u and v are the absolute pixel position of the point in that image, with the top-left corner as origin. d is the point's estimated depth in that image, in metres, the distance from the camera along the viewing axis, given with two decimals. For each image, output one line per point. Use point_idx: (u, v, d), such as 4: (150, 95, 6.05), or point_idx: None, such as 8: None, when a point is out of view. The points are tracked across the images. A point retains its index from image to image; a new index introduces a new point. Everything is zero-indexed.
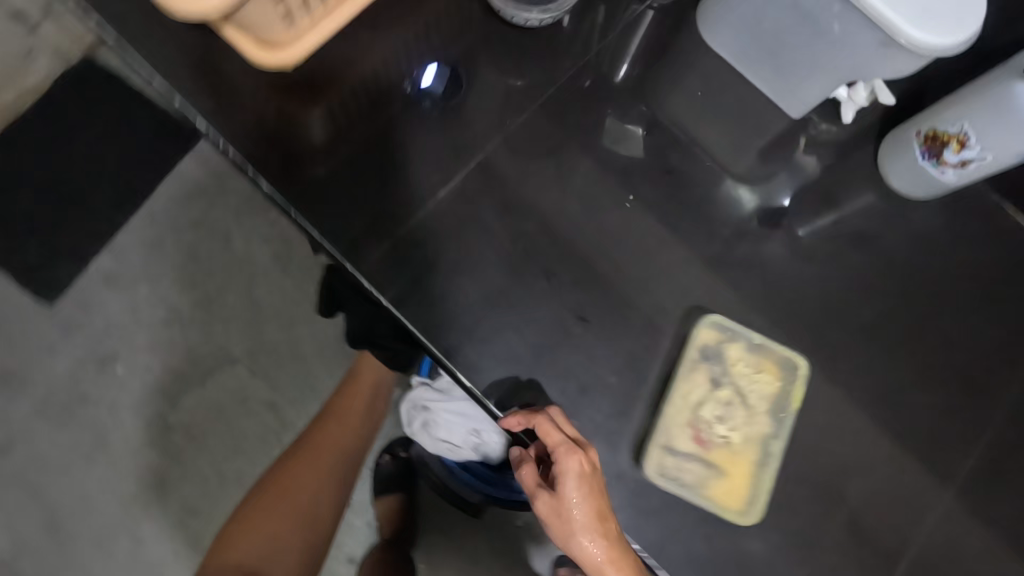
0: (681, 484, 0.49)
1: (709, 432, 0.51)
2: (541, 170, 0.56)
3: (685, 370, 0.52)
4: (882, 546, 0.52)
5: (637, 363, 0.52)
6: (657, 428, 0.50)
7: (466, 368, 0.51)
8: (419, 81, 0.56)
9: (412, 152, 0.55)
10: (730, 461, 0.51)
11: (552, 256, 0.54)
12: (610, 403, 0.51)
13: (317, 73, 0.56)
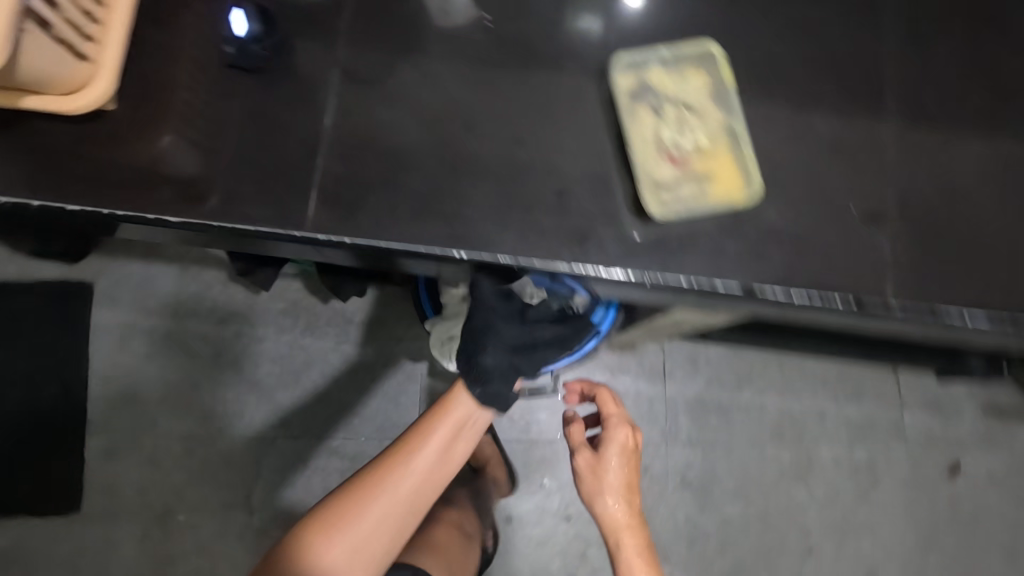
0: (677, 203, 0.52)
1: (677, 149, 0.53)
2: (399, 43, 0.55)
3: (628, 115, 0.53)
4: (865, 150, 0.56)
5: (585, 142, 0.54)
6: (641, 175, 0.52)
7: (455, 244, 0.51)
8: (233, 33, 0.52)
9: (276, 104, 0.53)
10: (711, 163, 0.53)
11: (458, 105, 0.54)
12: (588, 188, 0.53)
13: (135, 94, 0.52)
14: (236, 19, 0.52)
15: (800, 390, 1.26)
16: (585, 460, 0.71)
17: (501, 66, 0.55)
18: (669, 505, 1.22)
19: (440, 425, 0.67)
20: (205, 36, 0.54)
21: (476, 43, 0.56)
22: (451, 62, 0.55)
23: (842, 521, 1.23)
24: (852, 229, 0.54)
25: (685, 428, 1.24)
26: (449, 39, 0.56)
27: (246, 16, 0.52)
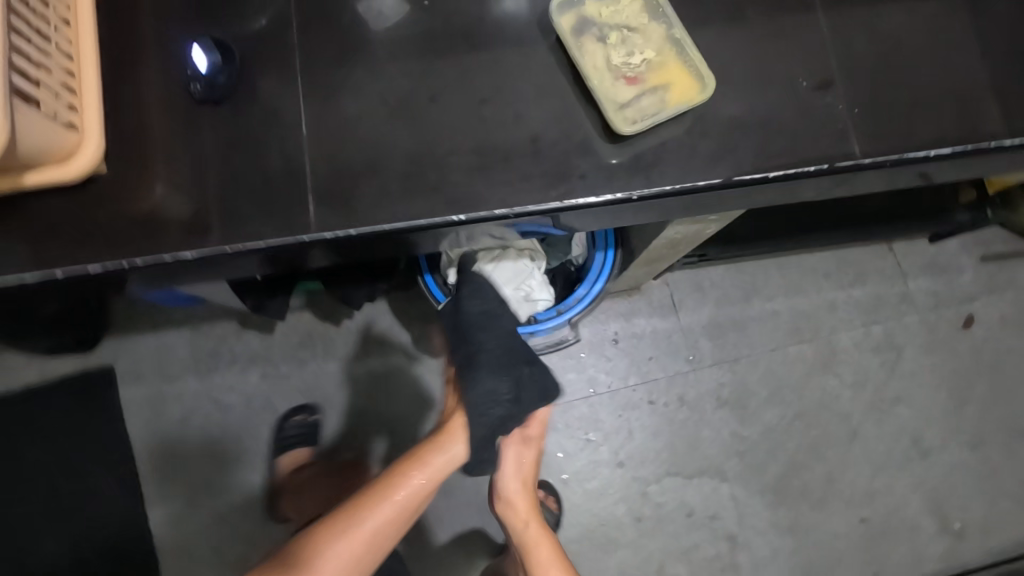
0: (644, 116, 0.56)
1: (629, 71, 0.57)
2: (348, 39, 0.58)
3: (578, 50, 0.57)
4: (797, 28, 0.59)
5: (544, 84, 0.57)
6: (604, 96, 0.56)
7: (450, 209, 0.54)
8: (197, 72, 0.56)
9: (253, 123, 0.56)
10: (663, 75, 0.57)
11: (418, 80, 0.57)
12: (557, 125, 0.56)
13: (130, 146, 0.56)
14: (196, 57, 0.56)
15: (804, 287, 1.31)
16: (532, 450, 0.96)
17: (447, 37, 0.59)
18: (712, 427, 1.26)
19: (423, 474, 0.85)
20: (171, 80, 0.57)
21: (417, 23, 0.59)
22: (401, 44, 0.58)
23: (876, 398, 1.28)
24: (807, 99, 0.57)
25: (707, 351, 1.28)
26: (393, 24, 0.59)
27: (205, 51, 0.56)
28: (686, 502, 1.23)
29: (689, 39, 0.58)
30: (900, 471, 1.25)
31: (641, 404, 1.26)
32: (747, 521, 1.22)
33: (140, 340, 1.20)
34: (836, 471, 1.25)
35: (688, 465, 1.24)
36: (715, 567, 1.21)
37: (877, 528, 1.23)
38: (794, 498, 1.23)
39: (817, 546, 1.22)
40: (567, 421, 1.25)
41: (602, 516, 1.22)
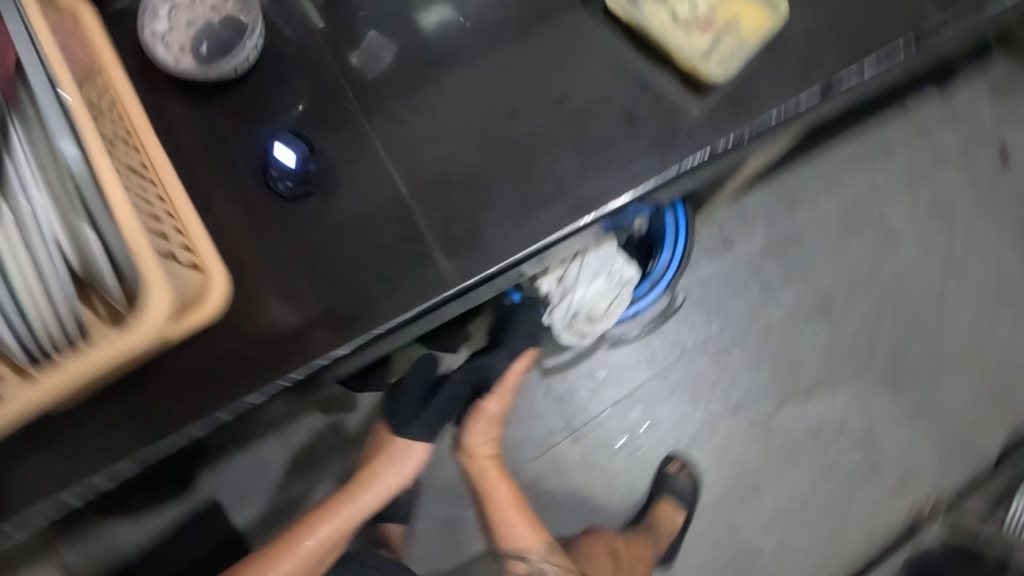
0: (729, 55, 0.57)
1: (697, 18, 0.58)
2: (414, 91, 0.60)
3: (644, 16, 0.58)
4: None
5: (613, 65, 0.58)
6: (685, 50, 0.57)
7: (577, 209, 0.54)
8: (285, 168, 0.57)
9: (352, 195, 0.57)
10: (728, 13, 0.59)
11: (495, 103, 0.58)
12: (642, 98, 0.57)
13: (247, 262, 0.57)
14: (281, 154, 0.57)
15: (843, 179, 1.31)
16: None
17: (504, 56, 0.60)
18: (807, 342, 1.25)
19: (368, 492, 0.92)
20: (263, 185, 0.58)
21: (472, 54, 0.61)
22: (465, 78, 0.60)
23: (949, 258, 1.28)
24: None
25: (775, 273, 1.28)
26: (446, 62, 0.61)
27: (289, 144, 0.57)
28: (810, 423, 1.22)
29: None
30: (996, 318, 1.26)
31: (733, 346, 1.25)
32: (875, 419, 1.22)
33: (230, 465, 1.15)
34: (937, 341, 1.25)
35: (798, 387, 1.24)
36: (862, 474, 1.20)
37: (997, 379, 1.23)
38: (907, 381, 1.23)
39: (947, 418, 1.22)
40: (669, 388, 1.24)
41: (735, 466, 1.21)
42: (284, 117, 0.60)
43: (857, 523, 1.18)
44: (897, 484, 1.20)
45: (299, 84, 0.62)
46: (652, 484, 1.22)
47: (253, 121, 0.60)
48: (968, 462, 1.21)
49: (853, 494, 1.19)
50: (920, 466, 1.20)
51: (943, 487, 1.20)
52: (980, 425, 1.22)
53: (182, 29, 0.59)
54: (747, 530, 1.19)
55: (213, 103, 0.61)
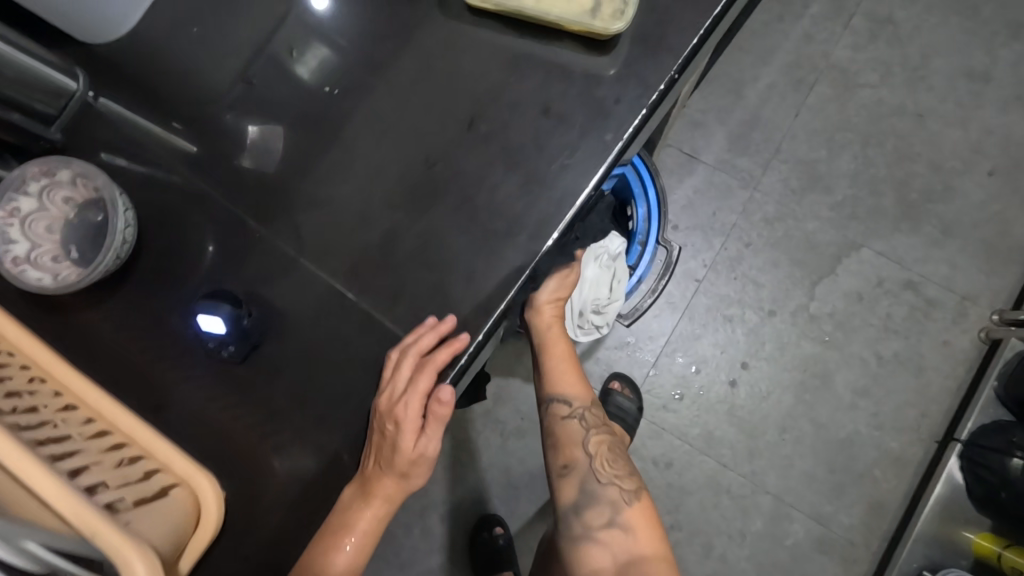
0: None
1: None
2: (317, 168, 0.53)
3: None
4: None
5: (502, 58, 0.50)
6: (570, 17, 0.48)
7: (539, 232, 0.48)
8: (220, 337, 0.49)
9: (295, 336, 0.50)
10: None
11: (410, 142, 0.50)
12: (554, 80, 0.49)
13: (225, 465, 0.49)
14: (207, 324, 0.49)
15: (774, 43, 1.24)
16: (412, 432, 0.48)
17: (409, 74, 0.52)
18: (811, 216, 1.20)
19: None
20: (197, 371, 0.51)
21: (371, 92, 0.53)
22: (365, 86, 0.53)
23: (910, 72, 1.22)
24: None
25: (750, 164, 1.22)
26: (346, 114, 0.53)
27: (213, 312, 0.48)
28: (848, 294, 1.17)
29: None
30: (981, 107, 1.19)
31: (743, 253, 1.20)
32: (908, 259, 1.17)
33: None
34: (934, 159, 1.19)
35: (821, 264, 1.18)
36: (920, 317, 1.15)
37: (1008, 166, 1.17)
38: (923, 209, 1.18)
39: (976, 228, 1.16)
40: (701, 321, 1.19)
41: (797, 366, 1.17)
42: (200, 274, 0.53)
43: (937, 368, 1.14)
44: (957, 314, 1.14)
45: (209, 220, 0.55)
46: (726, 420, 1.16)
47: (162, 301, 0.53)
48: (1017, 261, 1.15)
49: (921, 342, 1.15)
50: (972, 287, 1.15)
51: (1004, 293, 1.14)
52: (1013, 220, 1.16)
53: (50, 240, 0.54)
54: (835, 420, 1.15)
55: (109, 302, 0.53)
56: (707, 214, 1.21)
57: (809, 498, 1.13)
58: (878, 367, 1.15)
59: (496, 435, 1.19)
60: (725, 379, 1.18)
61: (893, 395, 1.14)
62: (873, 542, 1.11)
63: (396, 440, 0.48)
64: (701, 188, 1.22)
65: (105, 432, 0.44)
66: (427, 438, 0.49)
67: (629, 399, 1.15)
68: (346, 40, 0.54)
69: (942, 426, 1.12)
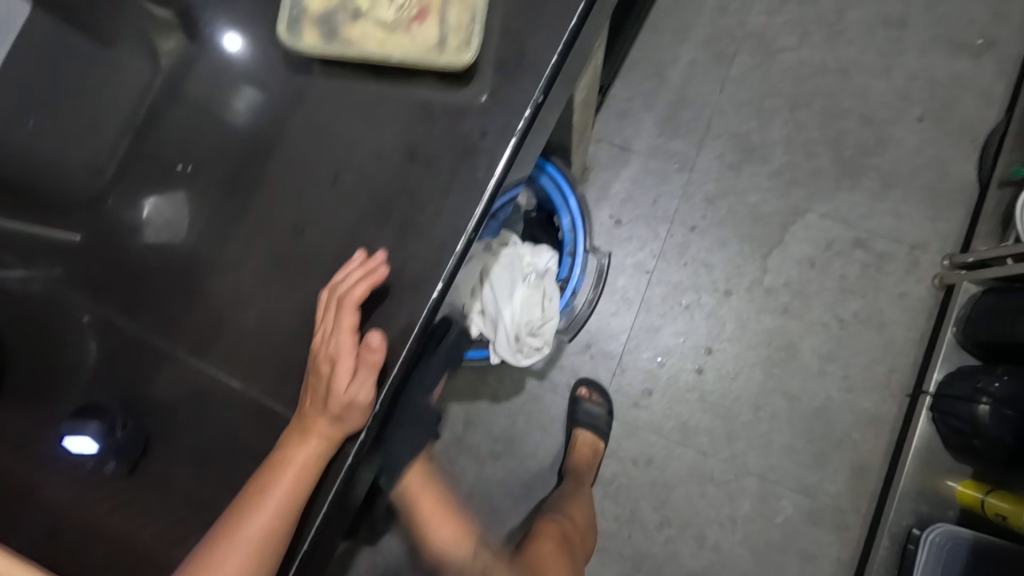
0: (459, 27, 0.46)
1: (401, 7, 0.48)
2: (219, 253, 0.50)
3: (345, 45, 0.48)
4: None
5: (361, 109, 0.48)
6: (420, 55, 0.46)
7: (421, 284, 0.45)
8: (95, 456, 0.46)
9: (189, 433, 0.47)
10: None
11: (299, 211, 0.48)
12: (415, 121, 0.47)
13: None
14: (78, 445, 0.46)
15: (688, 20, 1.22)
16: (345, 369, 0.42)
17: (299, 145, 0.49)
18: (752, 188, 1.18)
19: None
20: (82, 488, 0.48)
21: (271, 162, 0.50)
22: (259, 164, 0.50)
23: (826, 29, 1.20)
24: None
25: (684, 146, 1.20)
26: (256, 174, 0.50)
27: (81, 432, 0.46)
28: (800, 261, 1.16)
29: None
30: (902, 54, 1.18)
31: (690, 236, 1.18)
32: (854, 217, 1.16)
33: None
34: (864, 112, 1.18)
35: (769, 235, 1.17)
36: (874, 273, 1.14)
37: (937, 108, 1.16)
38: (861, 165, 1.17)
39: (916, 176, 1.15)
40: (659, 311, 1.17)
41: (761, 342, 1.15)
42: (84, 372, 0.50)
43: (899, 321, 1.13)
44: (910, 265, 1.13)
45: (86, 317, 0.51)
46: (699, 407, 1.15)
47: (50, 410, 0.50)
48: (960, 202, 1.14)
49: (879, 298, 1.13)
50: (920, 235, 1.14)
51: (953, 236, 1.13)
52: (951, 162, 1.15)
53: None
54: (806, 390, 1.13)
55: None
56: (648, 202, 1.19)
57: (793, 472, 1.12)
58: (841, 330, 1.14)
59: (471, 460, 1.17)
60: (692, 366, 1.16)
61: (860, 356, 1.13)
62: (862, 506, 1.10)
63: (327, 379, 0.42)
64: (639, 178, 1.20)
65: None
66: (359, 379, 0.42)
67: (598, 403, 1.13)
68: (263, 82, 0.52)
69: (912, 380, 1.11)
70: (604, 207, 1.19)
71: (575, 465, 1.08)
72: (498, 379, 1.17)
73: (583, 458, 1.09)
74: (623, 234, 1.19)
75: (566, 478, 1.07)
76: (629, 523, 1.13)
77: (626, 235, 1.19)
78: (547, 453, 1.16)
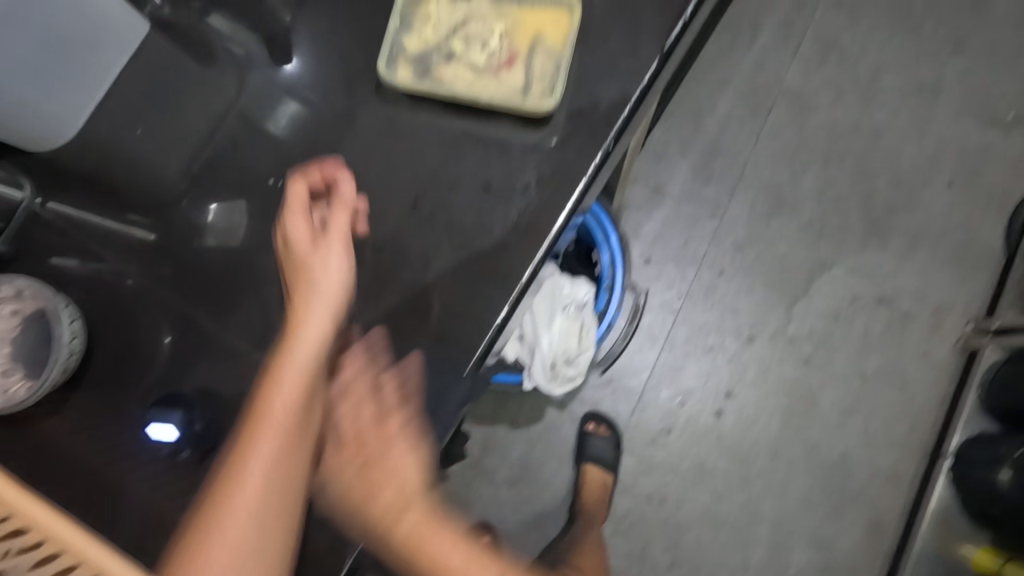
0: (547, 70, 0.54)
1: (495, 50, 0.57)
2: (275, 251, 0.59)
3: (437, 84, 0.56)
4: None
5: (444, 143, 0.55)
6: (504, 101, 0.54)
7: (474, 290, 0.53)
8: (173, 443, 0.52)
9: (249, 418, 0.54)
10: (527, 27, 0.57)
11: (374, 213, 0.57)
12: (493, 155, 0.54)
13: None
14: (160, 432, 0.52)
15: (728, 73, 1.27)
16: (315, 255, 0.51)
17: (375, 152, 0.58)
18: (781, 238, 1.21)
19: None
20: (160, 480, 0.52)
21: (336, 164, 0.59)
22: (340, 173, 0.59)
23: (861, 92, 1.24)
24: None
25: (716, 192, 1.23)
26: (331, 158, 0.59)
27: (166, 419, 0.52)
28: (826, 313, 1.18)
29: None
30: (934, 120, 1.22)
31: (717, 280, 1.21)
32: (880, 274, 1.18)
33: None
34: (893, 174, 1.21)
35: (796, 285, 1.19)
36: (897, 330, 1.16)
37: (967, 175, 1.19)
38: (890, 224, 1.19)
39: (942, 239, 1.18)
40: (683, 350, 1.19)
41: (781, 391, 1.16)
42: (156, 369, 0.57)
43: (920, 381, 1.14)
44: (934, 326, 1.15)
45: (160, 317, 0.60)
46: (716, 449, 1.16)
47: (122, 415, 0.55)
48: (987, 268, 1.16)
49: (902, 355, 1.15)
50: (944, 297, 1.16)
51: (977, 300, 1.15)
52: (977, 229, 1.18)
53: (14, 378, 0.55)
54: (824, 441, 1.14)
55: (63, 412, 0.55)
56: (677, 244, 1.22)
57: (808, 523, 1.12)
58: (863, 385, 1.15)
59: (486, 484, 1.17)
60: (712, 408, 1.17)
61: (880, 412, 1.14)
62: (876, 563, 1.09)
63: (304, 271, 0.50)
64: (670, 220, 1.23)
65: (21, 532, 0.39)
66: (323, 247, 0.51)
67: (604, 438, 1.15)
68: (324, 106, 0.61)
69: (931, 439, 1.11)
70: (634, 245, 1.23)
71: (587, 505, 1.12)
72: (518, 405, 1.19)
73: (596, 499, 1.12)
74: (650, 274, 1.22)
75: (580, 517, 1.11)
76: (640, 560, 1.13)
77: (654, 275, 1.22)
78: (562, 483, 1.17)
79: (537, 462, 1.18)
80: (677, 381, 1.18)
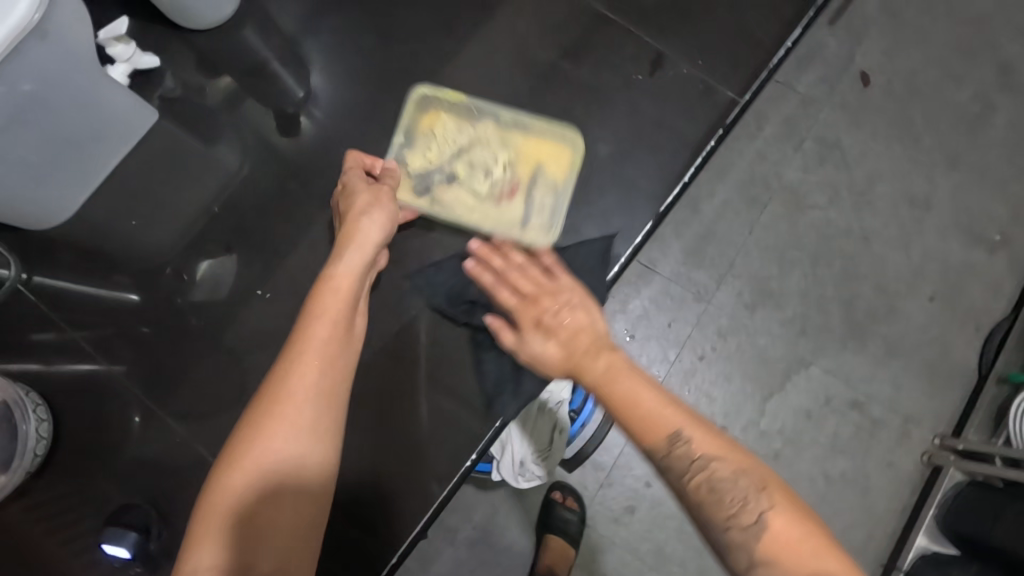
0: (531, 201, 0.84)
1: (495, 174, 0.85)
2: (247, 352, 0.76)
3: (451, 203, 0.83)
4: None
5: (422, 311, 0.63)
6: (501, 224, 0.83)
7: None
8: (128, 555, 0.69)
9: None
10: (520, 159, 0.86)
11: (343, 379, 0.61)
12: None
13: None
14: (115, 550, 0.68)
15: (730, 161, 1.29)
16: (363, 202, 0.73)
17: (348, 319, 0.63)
18: (763, 331, 1.23)
19: None
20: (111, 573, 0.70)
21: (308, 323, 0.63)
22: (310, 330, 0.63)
23: (856, 196, 1.27)
24: None
25: (707, 277, 1.25)
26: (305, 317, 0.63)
27: (120, 540, 0.68)
28: (799, 412, 1.19)
29: (503, 126, 0.87)
30: (922, 233, 1.25)
31: (697, 365, 1.22)
32: (855, 379, 1.20)
33: None
34: (878, 281, 1.24)
35: (773, 380, 1.21)
36: (865, 437, 1.18)
37: (948, 291, 1.22)
38: (870, 330, 1.22)
39: (918, 351, 1.20)
40: None
41: None
42: (130, 444, 0.74)
43: (883, 490, 1.15)
44: (902, 436, 1.17)
45: (133, 390, 0.75)
46: (677, 534, 1.16)
47: (89, 495, 0.72)
48: (958, 385, 1.18)
49: (868, 462, 1.17)
50: (914, 409, 1.18)
51: (945, 416, 1.17)
52: (952, 346, 1.20)
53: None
54: None
55: (29, 496, 0.71)
56: (661, 325, 1.24)
57: None
58: (828, 487, 1.16)
59: (446, 545, 1.17)
60: (678, 493, 1.18)
61: (841, 516, 1.15)
62: None
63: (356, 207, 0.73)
64: (658, 299, 1.24)
65: None
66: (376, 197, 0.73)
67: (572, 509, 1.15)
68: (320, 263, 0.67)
69: (887, 549, 1.13)
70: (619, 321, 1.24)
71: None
72: None
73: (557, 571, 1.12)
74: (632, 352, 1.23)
75: None
76: None
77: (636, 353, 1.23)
78: (521, 550, 1.18)
79: (498, 527, 1.18)
80: (647, 462, 1.19)
